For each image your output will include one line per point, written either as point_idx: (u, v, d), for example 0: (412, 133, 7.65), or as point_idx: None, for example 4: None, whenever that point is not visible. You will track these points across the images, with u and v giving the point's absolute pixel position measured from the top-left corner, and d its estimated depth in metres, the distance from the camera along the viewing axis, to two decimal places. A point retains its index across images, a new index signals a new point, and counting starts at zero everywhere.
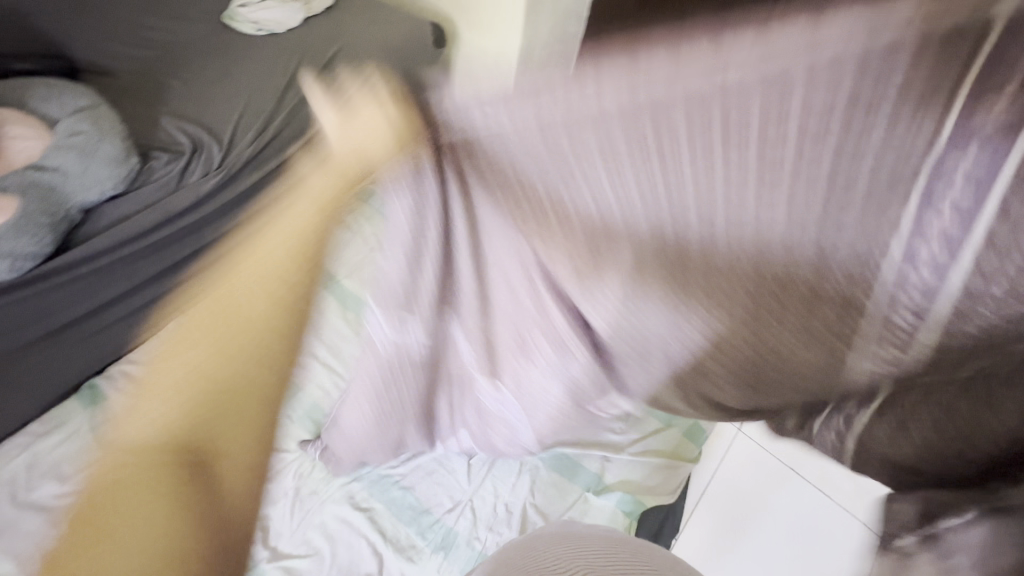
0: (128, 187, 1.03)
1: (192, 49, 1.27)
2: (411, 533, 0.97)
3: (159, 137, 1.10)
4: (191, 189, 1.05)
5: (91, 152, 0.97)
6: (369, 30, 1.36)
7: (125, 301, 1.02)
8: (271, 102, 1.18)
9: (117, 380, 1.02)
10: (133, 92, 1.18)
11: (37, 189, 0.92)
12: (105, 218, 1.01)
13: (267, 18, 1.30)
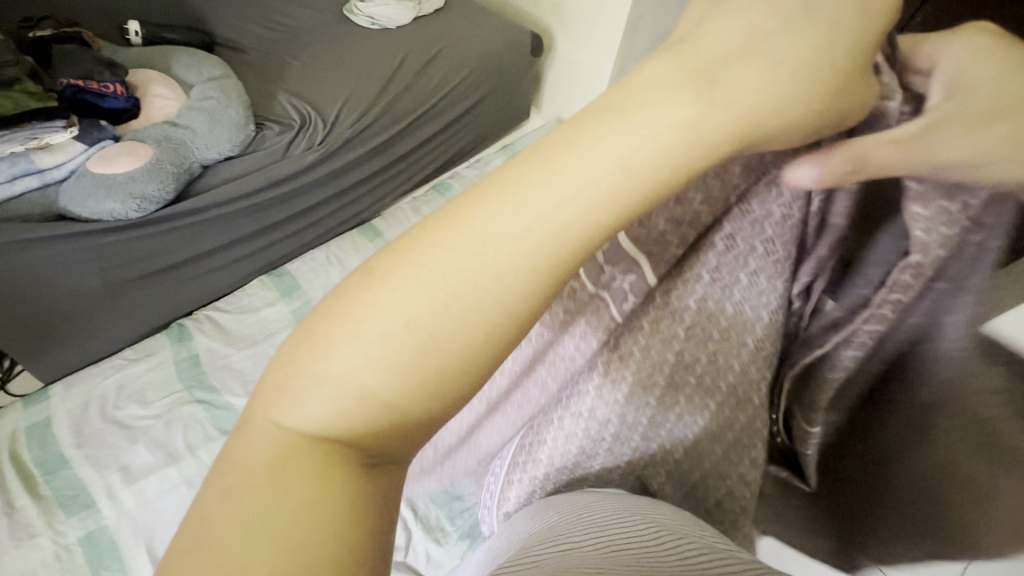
0: (241, 150, 1.12)
1: (312, 35, 1.39)
2: (442, 516, 0.96)
3: (274, 111, 1.21)
4: (294, 160, 1.14)
5: (218, 116, 1.09)
6: (472, 34, 1.42)
7: (220, 254, 1.14)
8: (375, 90, 1.27)
9: (201, 323, 1.12)
10: (258, 69, 1.31)
11: (171, 143, 1.03)
12: (218, 176, 1.09)
13: (382, 14, 1.39)
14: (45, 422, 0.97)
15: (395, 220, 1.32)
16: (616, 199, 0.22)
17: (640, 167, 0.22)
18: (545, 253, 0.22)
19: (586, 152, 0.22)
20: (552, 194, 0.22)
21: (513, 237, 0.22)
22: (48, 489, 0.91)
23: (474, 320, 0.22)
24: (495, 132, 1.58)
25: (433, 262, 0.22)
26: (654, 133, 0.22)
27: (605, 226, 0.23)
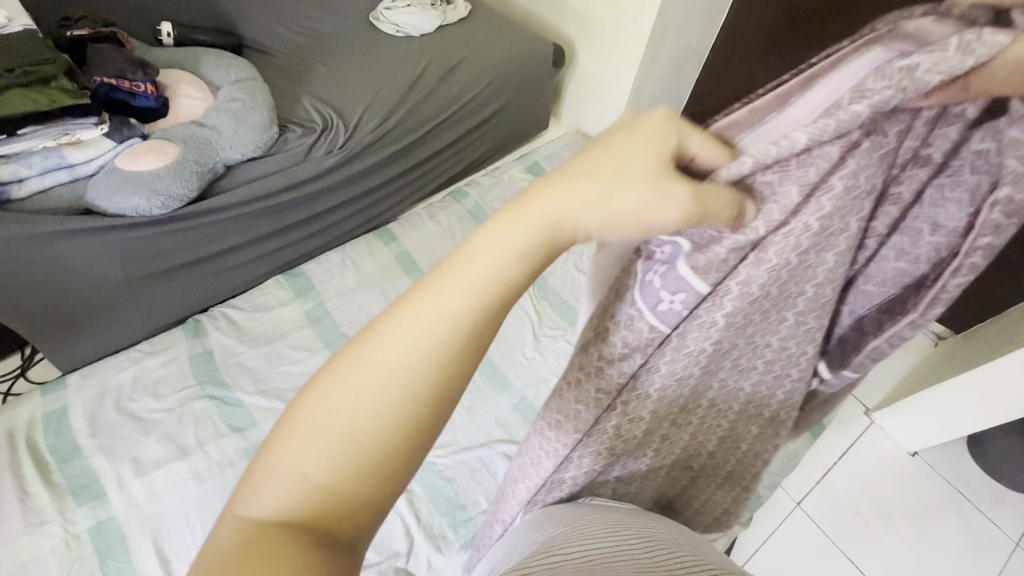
0: (264, 152, 1.14)
1: (338, 41, 1.41)
2: (445, 524, 0.95)
3: (298, 114, 1.23)
4: (315, 163, 1.16)
5: (243, 117, 1.11)
6: (495, 43, 1.43)
7: (239, 252, 1.15)
8: (397, 96, 1.29)
9: (217, 320, 1.14)
10: (284, 72, 1.33)
11: (196, 142, 1.06)
12: (240, 176, 1.12)
13: (407, 21, 1.41)
14: (61, 411, 0.99)
15: (411, 225, 1.33)
16: (476, 302, 0.30)
17: (504, 283, 0.30)
18: (439, 353, 0.30)
19: (458, 280, 0.30)
20: (428, 306, 0.30)
21: (411, 347, 0.30)
22: (61, 477, 0.92)
23: (391, 409, 0.29)
24: (513, 141, 1.59)
25: (354, 370, 0.30)
26: (501, 252, 0.30)
27: (474, 323, 0.30)
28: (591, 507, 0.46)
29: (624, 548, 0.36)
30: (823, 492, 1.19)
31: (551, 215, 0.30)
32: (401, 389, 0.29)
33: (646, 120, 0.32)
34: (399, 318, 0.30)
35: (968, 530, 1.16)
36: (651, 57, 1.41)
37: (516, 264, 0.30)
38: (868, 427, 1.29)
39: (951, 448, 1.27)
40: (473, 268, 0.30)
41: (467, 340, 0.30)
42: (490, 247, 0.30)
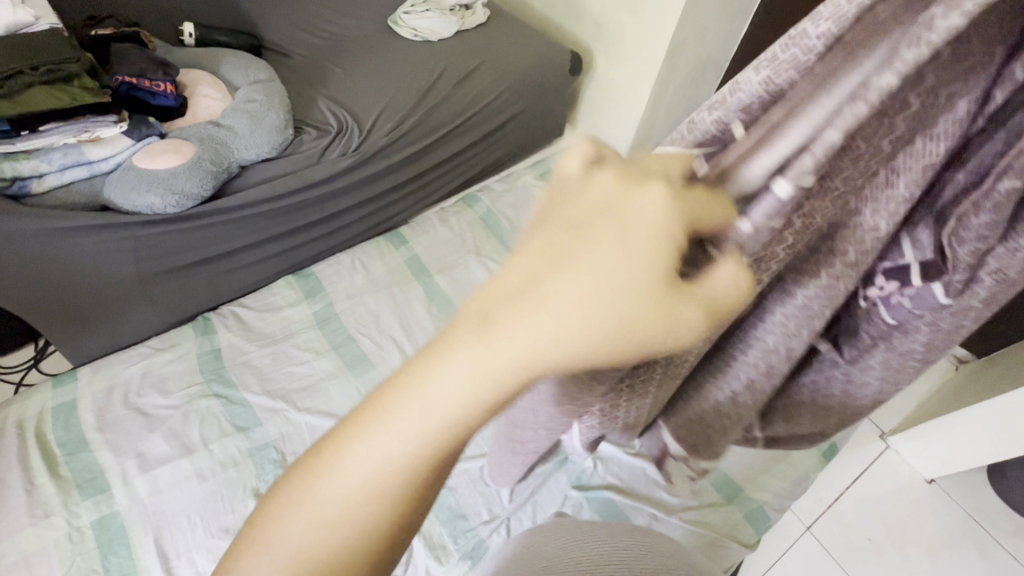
0: (279, 153, 1.15)
1: (356, 44, 1.42)
2: (445, 534, 0.94)
3: (314, 116, 1.24)
4: (329, 165, 1.16)
5: (259, 118, 1.13)
6: (512, 50, 1.43)
7: (250, 251, 1.16)
8: (413, 100, 1.29)
9: (226, 319, 1.14)
10: (301, 74, 1.34)
11: (212, 142, 1.07)
12: (255, 176, 1.12)
13: (425, 26, 1.41)
14: (70, 404, 1.00)
15: (421, 229, 1.33)
16: (492, 388, 0.29)
17: (499, 402, 0.30)
18: (433, 471, 0.30)
19: (440, 398, 0.30)
20: (411, 426, 0.29)
21: (406, 470, 0.30)
22: (68, 470, 0.93)
23: (390, 521, 0.30)
24: (528, 148, 1.58)
25: (341, 487, 0.30)
26: (486, 381, 0.29)
27: (485, 405, 0.30)
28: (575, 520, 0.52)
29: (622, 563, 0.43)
30: (834, 516, 1.16)
31: (571, 306, 0.29)
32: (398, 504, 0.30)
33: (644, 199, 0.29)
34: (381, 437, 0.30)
35: (986, 562, 1.11)
36: (670, 66, 1.40)
37: (508, 387, 0.29)
38: (884, 451, 1.25)
39: (971, 476, 1.23)
40: (454, 390, 0.29)
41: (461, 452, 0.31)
42: (477, 375, 0.29)
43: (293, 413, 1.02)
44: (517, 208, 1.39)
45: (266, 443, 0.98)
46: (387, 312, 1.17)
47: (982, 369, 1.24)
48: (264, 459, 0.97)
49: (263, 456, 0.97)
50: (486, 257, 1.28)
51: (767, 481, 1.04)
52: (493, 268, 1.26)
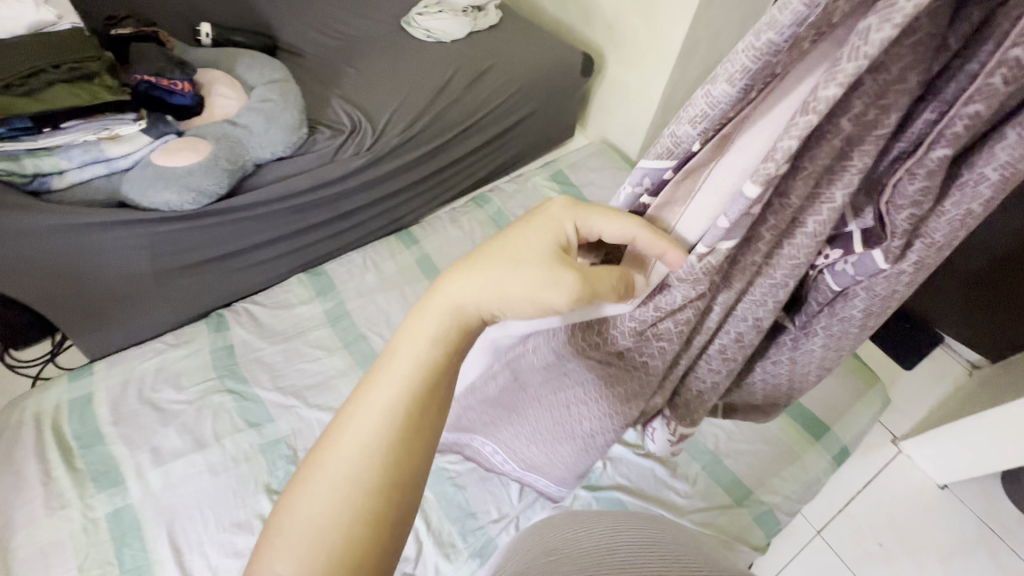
0: (293, 152, 1.16)
1: (369, 45, 1.43)
2: (454, 532, 0.94)
3: (327, 116, 1.25)
4: (342, 164, 1.17)
5: (275, 118, 1.14)
6: (524, 51, 1.44)
7: (263, 249, 1.17)
8: (425, 101, 1.30)
9: (239, 315, 1.15)
10: (316, 75, 1.36)
11: (228, 141, 1.08)
12: (269, 175, 1.14)
13: (438, 27, 1.42)
14: (86, 397, 1.02)
15: (432, 228, 1.33)
16: (432, 360, 0.40)
17: (435, 353, 0.40)
18: (402, 415, 0.38)
19: (395, 362, 0.40)
20: (379, 387, 0.39)
21: (376, 417, 0.38)
22: (83, 462, 0.94)
23: (369, 463, 0.37)
24: (539, 148, 1.59)
25: (332, 449, 0.38)
26: (423, 337, 0.40)
27: (431, 375, 0.40)
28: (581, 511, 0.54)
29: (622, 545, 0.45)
30: (845, 521, 1.15)
31: (478, 297, 0.41)
32: (376, 446, 0.38)
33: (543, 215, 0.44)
34: (358, 401, 0.40)
35: (1000, 570, 1.10)
36: (682, 68, 1.40)
37: (439, 339, 0.41)
38: (896, 456, 1.24)
39: (984, 482, 1.22)
40: (404, 352, 0.40)
41: (421, 399, 0.39)
42: (415, 337, 0.41)
43: (305, 410, 1.03)
44: (527, 208, 1.39)
45: (277, 439, 0.99)
46: (397, 311, 1.17)
47: (996, 376, 1.22)
48: (276, 455, 0.97)
49: (275, 452, 0.98)
50: None
51: (778, 484, 1.03)
52: None
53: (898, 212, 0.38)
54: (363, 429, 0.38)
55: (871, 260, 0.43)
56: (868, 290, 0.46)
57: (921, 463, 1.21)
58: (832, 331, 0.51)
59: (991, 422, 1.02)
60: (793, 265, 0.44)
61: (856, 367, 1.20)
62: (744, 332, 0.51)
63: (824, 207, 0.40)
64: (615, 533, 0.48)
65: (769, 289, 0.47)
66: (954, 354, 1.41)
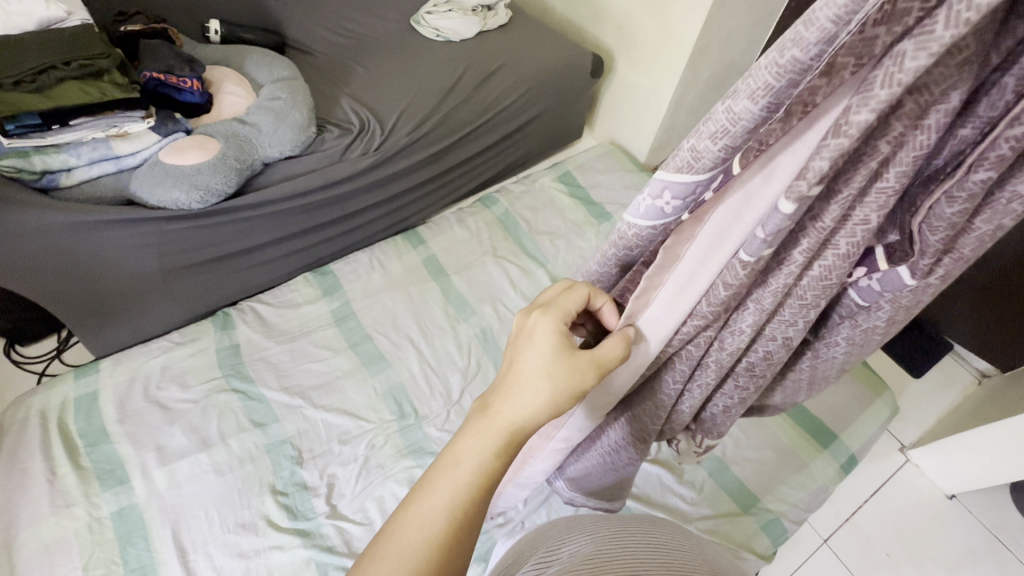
0: (301, 151, 1.16)
1: (379, 43, 1.43)
2: None
3: (336, 115, 1.25)
4: (350, 164, 1.16)
5: (284, 117, 1.13)
6: (532, 51, 1.43)
7: (269, 249, 1.17)
8: (434, 100, 1.29)
9: (245, 314, 1.15)
10: (325, 72, 1.35)
11: (237, 139, 1.07)
12: (277, 173, 1.13)
13: (447, 26, 1.41)
14: (92, 395, 1.01)
15: (439, 229, 1.33)
16: (471, 483, 0.41)
17: (488, 462, 0.42)
18: (459, 520, 0.40)
19: (453, 469, 0.42)
20: (438, 490, 0.41)
21: (433, 520, 0.40)
22: (89, 461, 0.94)
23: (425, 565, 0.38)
24: (547, 149, 1.58)
25: (386, 553, 0.38)
26: (479, 446, 0.42)
27: (473, 495, 0.41)
28: (592, 518, 0.53)
29: (628, 549, 0.44)
30: (852, 530, 1.14)
31: (515, 420, 0.43)
32: (434, 549, 0.39)
33: (561, 291, 0.48)
34: (416, 504, 0.40)
35: None
36: (691, 72, 1.39)
37: (492, 448, 0.42)
38: (904, 465, 1.24)
39: (992, 491, 1.21)
40: (461, 460, 0.42)
41: (477, 504, 0.41)
42: (471, 444, 0.42)
43: (310, 410, 1.02)
44: (534, 210, 1.38)
45: (282, 440, 0.99)
46: (403, 313, 1.17)
47: (1006, 385, 1.21)
48: (281, 456, 0.97)
49: (280, 453, 0.97)
50: (503, 259, 1.27)
51: (785, 492, 1.02)
52: (510, 271, 1.25)
53: (933, 232, 0.39)
54: (417, 532, 0.39)
55: (898, 277, 0.43)
56: (894, 303, 0.47)
57: (931, 472, 1.21)
58: (853, 338, 0.52)
59: (1000, 433, 1.01)
60: (824, 287, 0.44)
61: (867, 376, 1.19)
62: (772, 351, 0.51)
63: (857, 228, 0.39)
64: (623, 535, 0.47)
65: (798, 311, 0.47)
66: (964, 363, 1.40)
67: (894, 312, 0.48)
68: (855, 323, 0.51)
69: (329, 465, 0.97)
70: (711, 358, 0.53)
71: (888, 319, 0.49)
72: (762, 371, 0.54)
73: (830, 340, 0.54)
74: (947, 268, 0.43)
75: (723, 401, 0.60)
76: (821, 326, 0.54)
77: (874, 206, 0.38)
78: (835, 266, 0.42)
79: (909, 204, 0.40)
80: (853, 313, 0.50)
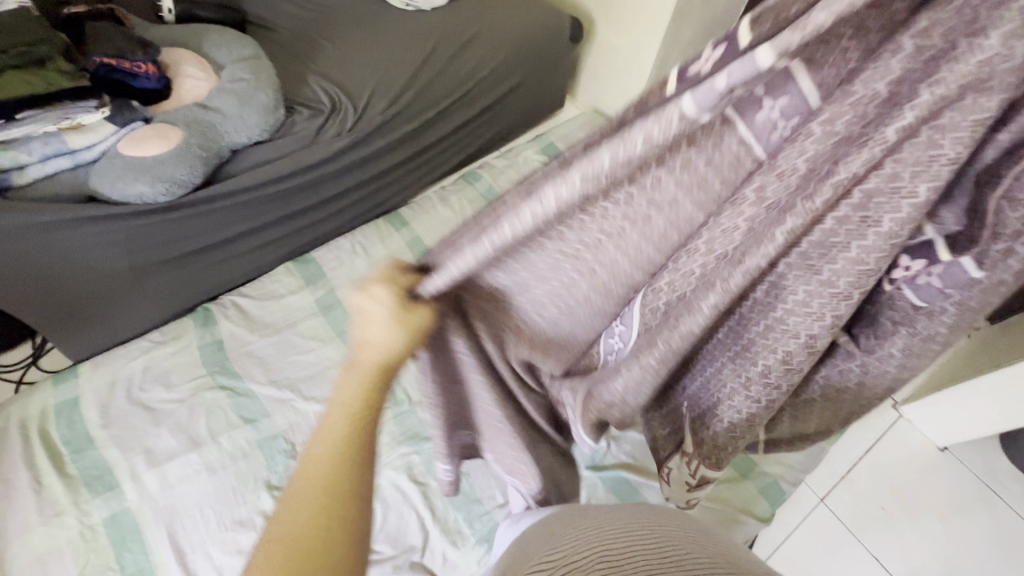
0: (271, 135, 1.10)
1: (345, 15, 1.35)
2: (460, 518, 0.91)
3: (305, 95, 1.18)
4: (325, 145, 1.11)
5: (248, 99, 1.06)
6: (507, 16, 1.37)
7: (242, 240, 1.12)
8: (408, 75, 1.23)
9: (227, 309, 1.11)
10: (290, 49, 1.28)
11: (200, 126, 1.01)
12: (247, 160, 1.08)
13: None
14: (73, 401, 0.98)
15: (422, 210, 1.29)
16: (350, 413, 0.44)
17: (358, 395, 0.45)
18: (344, 442, 0.43)
19: (334, 406, 0.45)
20: (324, 425, 0.44)
21: (323, 452, 0.43)
22: (75, 468, 0.92)
23: (318, 490, 0.41)
24: (528, 121, 1.53)
25: (289, 492, 0.42)
26: (350, 389, 0.45)
27: (354, 420, 0.44)
28: (595, 508, 0.52)
29: (626, 542, 0.43)
30: (847, 488, 1.16)
31: (373, 361, 0.45)
32: (330, 473, 0.42)
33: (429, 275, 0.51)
34: (310, 447, 0.43)
35: (998, 526, 1.12)
36: (674, 31, 1.34)
37: (356, 387, 0.45)
38: (897, 421, 1.25)
39: (981, 441, 1.23)
40: (335, 400, 0.45)
41: (358, 425, 0.44)
42: (341, 388, 0.45)
43: (301, 402, 1.00)
44: None
45: (274, 434, 0.97)
46: None
47: (996, 336, 1.22)
48: (274, 450, 0.95)
49: (273, 448, 0.95)
50: None
51: (782, 456, 1.03)
52: None
53: (1014, 207, 0.38)
54: (314, 463, 0.42)
55: (962, 271, 0.43)
56: (959, 304, 0.46)
57: (924, 428, 1.22)
58: (908, 344, 0.52)
59: (992, 384, 1.01)
60: (860, 272, 0.43)
61: None
62: (793, 351, 0.52)
63: (903, 202, 0.39)
64: (628, 528, 0.45)
65: (828, 302, 0.46)
66: None
67: (956, 318, 0.48)
68: (911, 330, 0.51)
69: None
70: (728, 342, 0.53)
71: (950, 324, 0.48)
72: (783, 378, 0.55)
73: (884, 350, 0.54)
74: (1022, 265, 0.41)
75: (732, 416, 0.60)
76: (873, 332, 0.54)
77: (922, 175, 0.37)
78: (873, 248, 0.41)
79: (990, 179, 0.39)
80: (912, 319, 0.50)
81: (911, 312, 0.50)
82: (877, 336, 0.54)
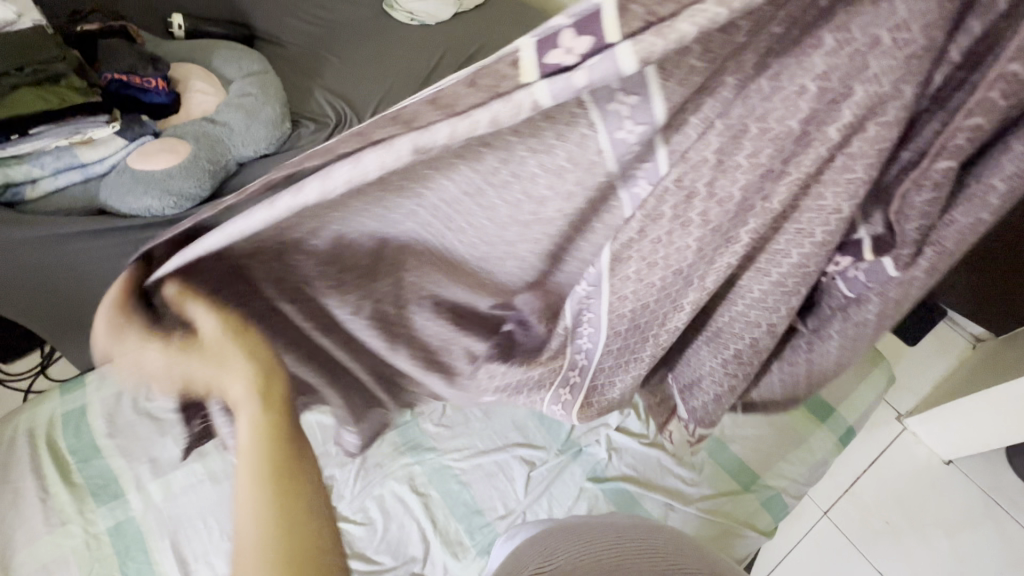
0: (277, 148, 1.12)
1: (351, 30, 1.38)
2: (461, 530, 0.91)
3: (311, 109, 1.20)
4: None
5: (256, 113, 1.09)
6: (510, 31, 1.39)
7: None
8: (412, 89, 1.25)
9: None
10: (297, 63, 1.31)
11: (208, 140, 1.03)
12: (253, 173, 1.09)
13: (421, 9, 1.36)
14: (80, 410, 0.99)
15: None
16: (266, 436, 0.58)
17: (258, 427, 0.58)
18: (270, 453, 0.58)
19: (244, 440, 0.58)
20: (241, 453, 0.58)
21: (255, 469, 0.56)
22: (81, 477, 0.93)
23: (269, 477, 0.56)
24: None
25: (242, 503, 0.55)
26: (247, 428, 0.58)
27: (269, 438, 0.58)
28: (590, 523, 0.52)
29: (617, 560, 0.43)
30: (851, 501, 1.15)
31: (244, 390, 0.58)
32: (269, 479, 0.56)
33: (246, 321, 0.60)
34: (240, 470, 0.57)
35: (1005, 541, 1.11)
36: None
37: (249, 415, 0.58)
38: (902, 434, 1.24)
39: (988, 455, 1.22)
40: (241, 429, 0.58)
41: (273, 444, 0.58)
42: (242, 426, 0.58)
43: None
44: None
45: None
46: None
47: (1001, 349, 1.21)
48: None
49: None
50: None
51: (785, 468, 1.03)
52: None
53: (911, 217, 0.40)
54: (249, 480, 0.56)
55: (885, 266, 0.45)
56: (882, 295, 0.48)
57: (929, 441, 1.21)
58: (848, 331, 0.53)
59: (996, 397, 1.01)
60: (804, 273, 0.45)
61: None
62: (756, 339, 0.52)
63: (832, 213, 0.41)
64: (618, 546, 0.45)
65: (781, 297, 0.48)
66: (958, 327, 1.40)
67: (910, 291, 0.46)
68: (857, 316, 0.51)
69: (327, 467, 0.96)
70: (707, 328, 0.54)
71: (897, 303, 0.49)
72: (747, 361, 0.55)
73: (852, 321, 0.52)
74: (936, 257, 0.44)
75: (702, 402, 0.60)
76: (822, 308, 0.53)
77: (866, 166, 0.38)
78: (812, 253, 0.44)
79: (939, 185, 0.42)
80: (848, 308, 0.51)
81: (847, 299, 0.51)
82: (830, 320, 0.53)
